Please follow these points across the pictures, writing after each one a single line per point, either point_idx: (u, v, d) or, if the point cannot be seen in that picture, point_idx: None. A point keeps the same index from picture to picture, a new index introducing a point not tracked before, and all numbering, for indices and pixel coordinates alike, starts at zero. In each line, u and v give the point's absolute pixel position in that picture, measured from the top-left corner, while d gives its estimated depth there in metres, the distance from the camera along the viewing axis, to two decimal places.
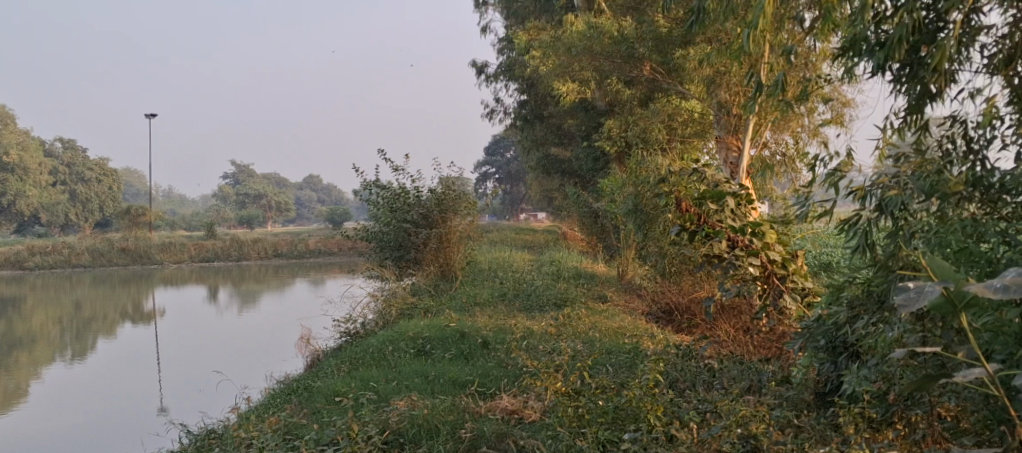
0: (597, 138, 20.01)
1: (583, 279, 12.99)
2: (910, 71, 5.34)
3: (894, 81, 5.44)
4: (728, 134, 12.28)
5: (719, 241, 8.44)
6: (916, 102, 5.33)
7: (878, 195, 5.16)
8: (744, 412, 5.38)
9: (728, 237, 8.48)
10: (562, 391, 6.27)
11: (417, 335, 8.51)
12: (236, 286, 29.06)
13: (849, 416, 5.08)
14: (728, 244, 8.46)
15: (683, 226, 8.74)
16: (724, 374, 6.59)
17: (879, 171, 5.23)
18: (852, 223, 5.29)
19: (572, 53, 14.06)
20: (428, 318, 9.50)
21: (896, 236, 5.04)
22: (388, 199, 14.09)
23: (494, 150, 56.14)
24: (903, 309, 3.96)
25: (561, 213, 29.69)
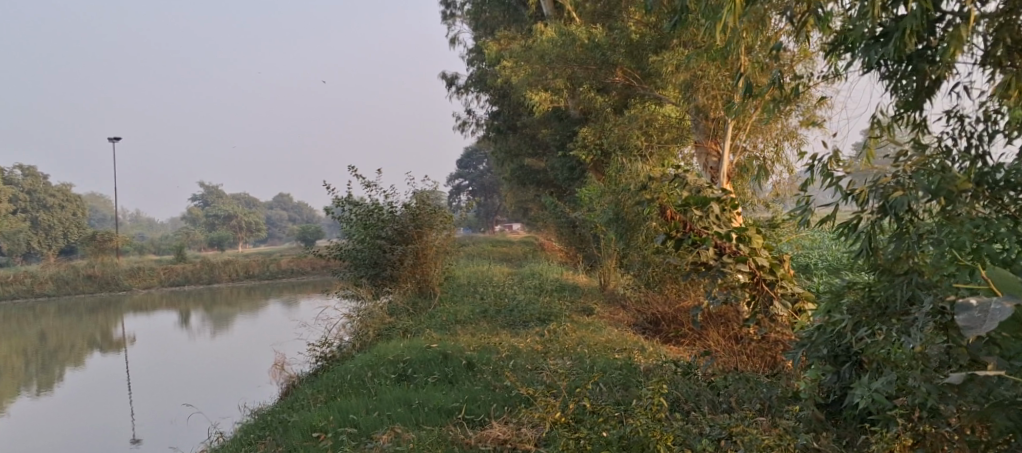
0: (572, 147, 19.80)
1: (565, 291, 12.73)
2: (908, 65, 5.12)
3: (890, 75, 5.20)
4: (707, 139, 12.07)
5: (707, 248, 8.17)
6: (911, 98, 5.17)
7: (879, 194, 4.85)
8: (765, 443, 5.14)
9: (715, 243, 8.22)
10: (561, 421, 6.07)
11: (397, 358, 8.18)
12: (207, 309, 28.48)
13: (882, 444, 4.74)
14: (716, 250, 8.19)
15: (668, 235, 8.49)
16: (727, 391, 6.32)
17: (879, 171, 4.93)
18: (853, 226, 5.01)
19: (544, 61, 13.79)
20: (407, 339, 9.17)
21: (902, 238, 4.79)
22: (361, 216, 13.75)
23: (467, 163, 56.03)
24: (968, 331, 3.76)
25: (537, 224, 29.50)
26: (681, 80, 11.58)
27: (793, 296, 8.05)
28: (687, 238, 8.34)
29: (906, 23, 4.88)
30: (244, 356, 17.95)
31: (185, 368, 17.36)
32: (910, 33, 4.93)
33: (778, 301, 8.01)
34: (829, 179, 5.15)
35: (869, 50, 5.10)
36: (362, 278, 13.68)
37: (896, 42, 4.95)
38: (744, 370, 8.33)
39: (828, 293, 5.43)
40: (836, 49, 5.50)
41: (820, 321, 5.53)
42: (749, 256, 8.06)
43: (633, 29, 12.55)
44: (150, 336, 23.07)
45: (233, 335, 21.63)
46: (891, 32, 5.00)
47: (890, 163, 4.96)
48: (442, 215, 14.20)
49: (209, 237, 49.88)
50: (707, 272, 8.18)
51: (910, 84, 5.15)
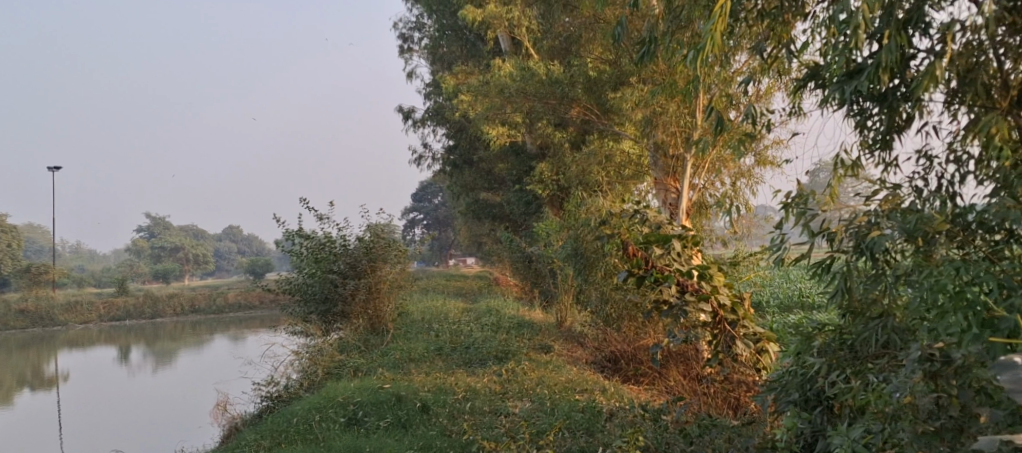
0: (529, 182, 19.66)
1: (522, 328, 12.47)
2: (883, 102, 4.99)
3: (862, 111, 5.07)
4: (666, 176, 11.83)
5: (669, 286, 7.95)
6: (882, 137, 5.05)
7: (855, 235, 4.74)
8: None
9: (678, 281, 8.05)
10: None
11: (347, 400, 7.83)
12: (149, 345, 27.68)
13: None
14: (678, 288, 7.99)
15: (630, 272, 8.26)
16: (699, 438, 6.08)
17: (854, 210, 4.84)
18: (827, 265, 4.89)
19: (502, 94, 13.60)
20: (358, 379, 8.81)
21: (879, 280, 4.67)
22: (312, 249, 13.35)
23: (421, 197, 55.80)
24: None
25: (490, 258, 29.28)
26: (640, 116, 11.46)
27: (754, 336, 7.86)
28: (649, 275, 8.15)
29: (882, 58, 4.71)
30: (186, 393, 17.37)
31: (122, 407, 16.70)
32: (885, 68, 4.77)
33: (740, 341, 7.80)
34: (801, 218, 5.05)
35: (841, 86, 4.93)
36: (313, 313, 13.27)
37: (871, 77, 4.78)
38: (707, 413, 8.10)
39: (798, 334, 5.25)
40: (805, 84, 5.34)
41: (788, 360, 5.34)
42: (711, 293, 7.87)
43: (592, 64, 12.42)
44: (87, 373, 22.26)
45: (176, 371, 20.99)
46: (865, 67, 4.83)
47: (864, 202, 4.87)
48: (396, 248, 13.92)
49: (154, 269, 48.81)
50: (669, 310, 7.93)
51: (883, 121, 5.02)
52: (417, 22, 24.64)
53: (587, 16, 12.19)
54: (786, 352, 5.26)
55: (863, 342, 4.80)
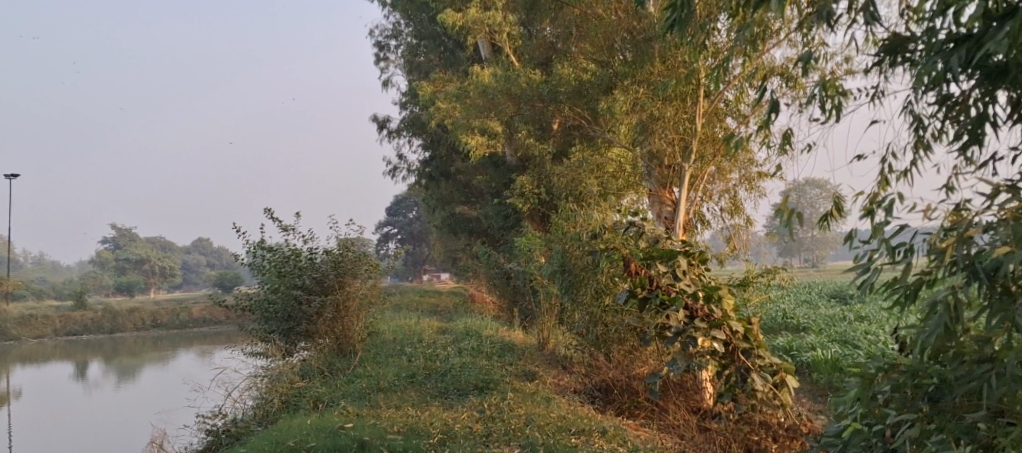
0: (508, 195, 18.66)
1: (501, 352, 11.47)
2: (993, 77, 4.32)
3: (968, 87, 4.41)
4: (660, 187, 10.88)
5: (677, 311, 6.98)
6: (979, 121, 4.43)
7: (965, 252, 4.20)
8: None
9: (686, 304, 7.07)
10: None
11: (298, 445, 6.78)
12: (108, 360, 26.41)
13: None
14: (686, 313, 7.03)
15: (631, 292, 7.25)
16: None
17: (963, 220, 4.27)
18: (920, 289, 4.34)
19: (484, 97, 12.57)
20: (318, 414, 7.77)
21: (996, 311, 4.13)
22: (275, 263, 12.30)
23: (395, 211, 54.71)
24: None
25: (466, 274, 28.22)
26: (633, 122, 10.45)
27: (771, 368, 6.88)
28: (654, 295, 7.14)
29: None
30: (141, 412, 16.22)
31: (69, 428, 15.48)
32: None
33: (757, 373, 6.82)
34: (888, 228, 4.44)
35: (955, 53, 4.26)
36: (274, 333, 12.22)
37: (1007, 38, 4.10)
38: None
39: (857, 377, 4.72)
40: (879, 63, 4.70)
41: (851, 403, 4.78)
42: (726, 318, 6.90)
43: (581, 65, 11.41)
44: (40, 390, 21.08)
45: (136, 387, 19.87)
46: (991, 32, 4.18)
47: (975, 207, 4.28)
48: (365, 263, 12.86)
49: (119, 282, 47.32)
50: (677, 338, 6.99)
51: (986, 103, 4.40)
52: (394, 30, 23.62)
53: (576, 14, 11.25)
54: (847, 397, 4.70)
55: (958, 390, 4.33)
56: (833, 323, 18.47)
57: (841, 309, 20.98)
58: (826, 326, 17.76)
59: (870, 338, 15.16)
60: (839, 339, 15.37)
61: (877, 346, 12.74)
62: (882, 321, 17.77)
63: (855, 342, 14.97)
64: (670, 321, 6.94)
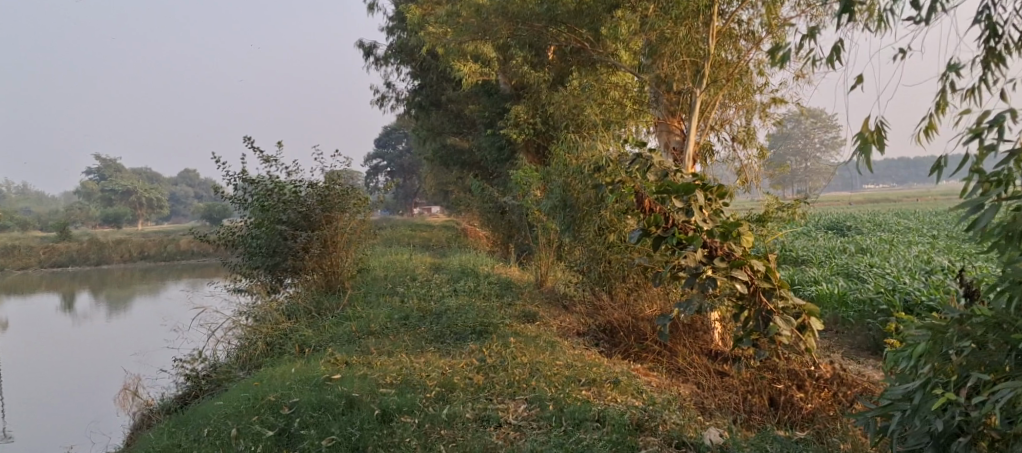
0: (502, 125, 17.95)
1: (498, 290, 11.01)
2: None
3: None
4: (669, 115, 10.20)
5: (695, 250, 6.51)
6: None
7: None
8: None
9: (704, 243, 6.63)
10: None
11: (280, 400, 6.82)
12: (97, 291, 26.05)
13: None
14: (705, 252, 6.56)
15: (644, 231, 6.78)
16: None
17: None
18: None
19: (480, 18, 11.88)
20: (305, 367, 7.41)
21: None
22: (258, 196, 11.65)
23: (385, 143, 53.80)
24: None
25: (458, 207, 27.61)
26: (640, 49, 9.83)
27: (794, 310, 6.43)
28: (671, 232, 6.69)
29: None
30: (131, 342, 15.88)
31: (58, 358, 15.15)
32: None
33: (780, 317, 6.37)
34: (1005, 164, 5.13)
35: None
36: (260, 268, 11.65)
37: None
38: (740, 410, 6.88)
39: (929, 332, 5.63)
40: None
41: (919, 360, 5.72)
42: (748, 258, 6.46)
43: None
44: (29, 321, 20.79)
45: (127, 318, 19.59)
46: None
47: None
48: (354, 197, 12.21)
49: (106, 213, 46.62)
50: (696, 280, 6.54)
51: None
52: None
53: None
54: (916, 351, 5.66)
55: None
56: (834, 255, 17.94)
57: (841, 241, 20.44)
58: (826, 259, 17.25)
59: (874, 270, 14.69)
60: (842, 272, 14.89)
61: (886, 280, 12.27)
62: (885, 253, 17.26)
63: (860, 275, 14.49)
64: (687, 260, 6.50)
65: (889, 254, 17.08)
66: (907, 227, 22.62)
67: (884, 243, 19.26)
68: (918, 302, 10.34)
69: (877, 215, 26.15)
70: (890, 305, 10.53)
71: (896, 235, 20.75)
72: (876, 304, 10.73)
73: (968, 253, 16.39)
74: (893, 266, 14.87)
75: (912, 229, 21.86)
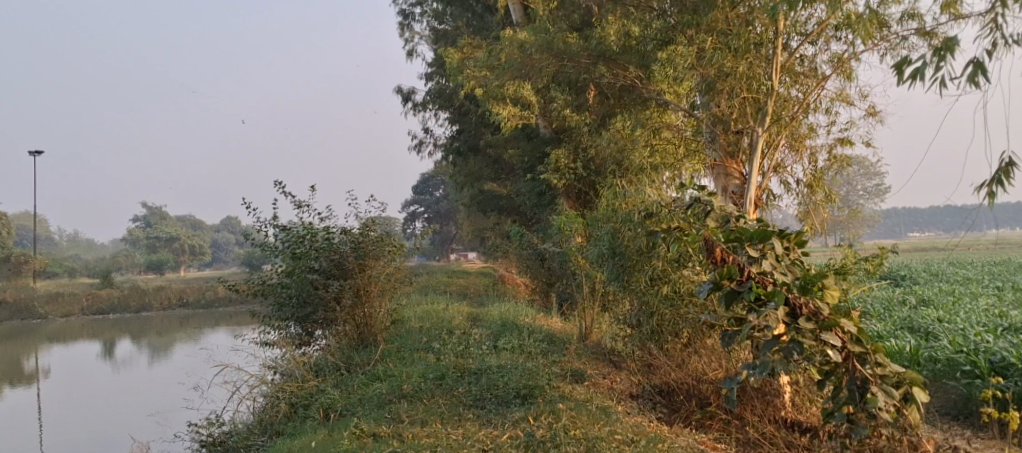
0: (542, 169, 17.21)
1: (541, 345, 10.24)
2: None
3: None
4: (725, 157, 9.52)
5: (776, 309, 6.06)
6: None
7: None
8: None
9: (787, 298, 6.18)
10: None
11: None
12: (137, 338, 25.64)
13: None
14: (788, 310, 6.15)
15: (715, 283, 6.33)
16: None
17: None
18: None
19: (524, 54, 11.22)
20: (330, 441, 6.69)
21: None
22: (290, 243, 11.00)
23: (422, 189, 53.43)
24: None
25: (496, 255, 26.82)
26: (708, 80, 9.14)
27: (896, 379, 5.94)
28: (747, 286, 6.23)
29: None
30: (168, 388, 15.27)
31: (96, 405, 14.60)
32: None
33: (878, 387, 5.92)
34: None
35: None
36: (290, 321, 11.00)
37: None
38: None
39: None
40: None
41: None
42: (839, 320, 6.01)
43: (634, 17, 10.08)
44: (70, 366, 20.45)
45: (168, 364, 19.13)
46: None
47: None
48: (389, 244, 11.44)
49: (148, 261, 46.59)
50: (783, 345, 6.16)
51: None
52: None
53: None
54: None
55: None
56: (894, 307, 16.83)
57: (898, 293, 19.30)
58: (886, 311, 16.17)
59: (941, 323, 13.62)
60: (906, 326, 13.83)
61: (961, 336, 11.23)
62: (948, 305, 16.15)
63: (927, 329, 13.41)
64: (768, 322, 6.05)
65: (953, 307, 15.96)
66: (966, 277, 21.39)
67: (945, 294, 18.11)
68: (1008, 362, 9.33)
69: (931, 264, 24.87)
70: (974, 365, 9.52)
71: (956, 285, 19.55)
72: (957, 364, 9.70)
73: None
74: (962, 320, 13.78)
75: (972, 280, 20.63)
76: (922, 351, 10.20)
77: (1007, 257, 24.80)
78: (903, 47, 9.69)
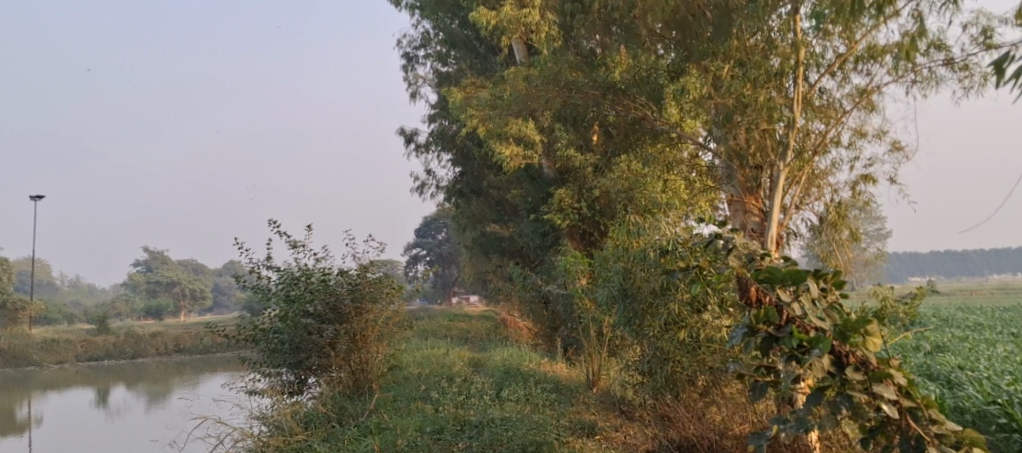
0: (546, 211, 16.64)
1: (547, 394, 9.62)
2: None
3: None
4: (745, 193, 8.99)
5: (820, 358, 5.60)
6: None
7: None
8: None
9: (832, 347, 5.72)
10: None
11: None
12: (130, 385, 24.90)
13: None
14: (833, 360, 5.68)
15: (750, 327, 5.87)
16: None
17: None
18: None
19: (530, 87, 10.74)
20: None
21: None
22: (283, 286, 10.39)
23: (424, 232, 52.85)
24: None
25: (498, 298, 26.16)
26: (727, 109, 8.65)
27: (953, 438, 5.47)
28: (788, 331, 5.77)
29: None
30: (157, 438, 14.55)
31: None
32: None
33: (936, 448, 5.43)
34: None
35: None
36: (282, 367, 10.29)
37: None
38: None
39: None
40: None
41: None
42: (890, 371, 5.57)
43: (645, 47, 9.59)
44: (62, 415, 19.75)
45: (162, 412, 18.44)
46: None
47: None
48: (387, 286, 10.90)
49: (146, 306, 45.87)
50: (828, 398, 5.69)
51: None
52: (425, 37, 20.96)
53: None
54: None
55: None
56: (908, 355, 16.02)
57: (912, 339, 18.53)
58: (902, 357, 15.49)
59: (961, 371, 12.83)
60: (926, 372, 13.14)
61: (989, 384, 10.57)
62: (964, 353, 15.34)
63: (950, 377, 12.75)
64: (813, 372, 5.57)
65: (970, 354, 15.16)
66: (977, 323, 20.46)
67: (957, 341, 17.26)
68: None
69: (944, 309, 24.18)
70: (1011, 418, 8.74)
71: (969, 331, 18.64)
72: (989, 415, 9.05)
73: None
74: (984, 367, 13.12)
75: (984, 327, 19.66)
76: (950, 400, 9.57)
77: (1017, 303, 23.88)
78: (932, 78, 9.16)
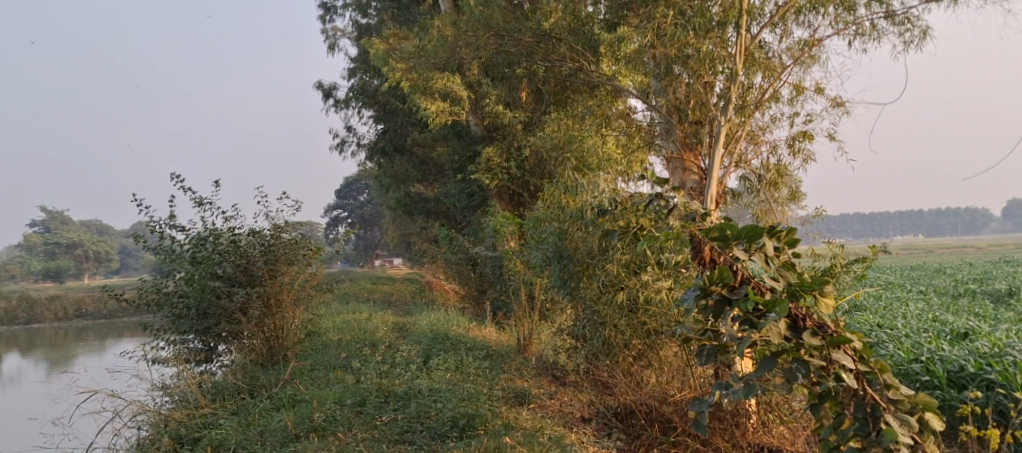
0: (473, 170, 16.09)
1: (475, 360, 9.19)
2: None
3: None
4: (683, 150, 8.60)
5: (777, 322, 5.33)
6: None
7: None
8: None
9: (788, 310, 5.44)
10: None
11: None
12: (30, 352, 23.64)
13: None
14: (788, 323, 5.41)
15: (703, 289, 5.60)
16: None
17: None
18: None
19: (458, 34, 10.13)
20: None
21: None
22: (190, 247, 9.68)
23: (346, 193, 51.79)
24: None
25: (422, 260, 25.62)
26: (667, 61, 8.22)
27: (910, 405, 5.22)
28: (742, 292, 5.53)
29: None
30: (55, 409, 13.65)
31: None
32: None
33: (892, 416, 5.19)
34: None
35: None
36: (188, 334, 9.62)
37: None
38: None
39: None
40: None
41: None
42: (847, 336, 5.32)
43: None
44: None
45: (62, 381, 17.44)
46: None
47: None
48: (304, 248, 10.25)
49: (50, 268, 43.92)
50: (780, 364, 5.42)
51: None
52: None
53: None
54: None
55: None
56: None
57: None
58: None
59: (883, 327, 12.73)
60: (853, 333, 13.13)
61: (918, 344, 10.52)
62: (880, 309, 15.34)
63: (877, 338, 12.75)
64: (770, 336, 5.33)
65: (885, 311, 15.18)
66: (889, 279, 20.63)
67: (874, 297, 17.31)
68: (966, 372, 8.03)
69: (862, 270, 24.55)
70: (931, 376, 8.23)
71: (881, 287, 18.76)
72: None
73: (974, 312, 14.43)
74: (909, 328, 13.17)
75: (894, 283, 19.80)
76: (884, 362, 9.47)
77: (923, 260, 24.29)
78: (874, 32, 8.87)
